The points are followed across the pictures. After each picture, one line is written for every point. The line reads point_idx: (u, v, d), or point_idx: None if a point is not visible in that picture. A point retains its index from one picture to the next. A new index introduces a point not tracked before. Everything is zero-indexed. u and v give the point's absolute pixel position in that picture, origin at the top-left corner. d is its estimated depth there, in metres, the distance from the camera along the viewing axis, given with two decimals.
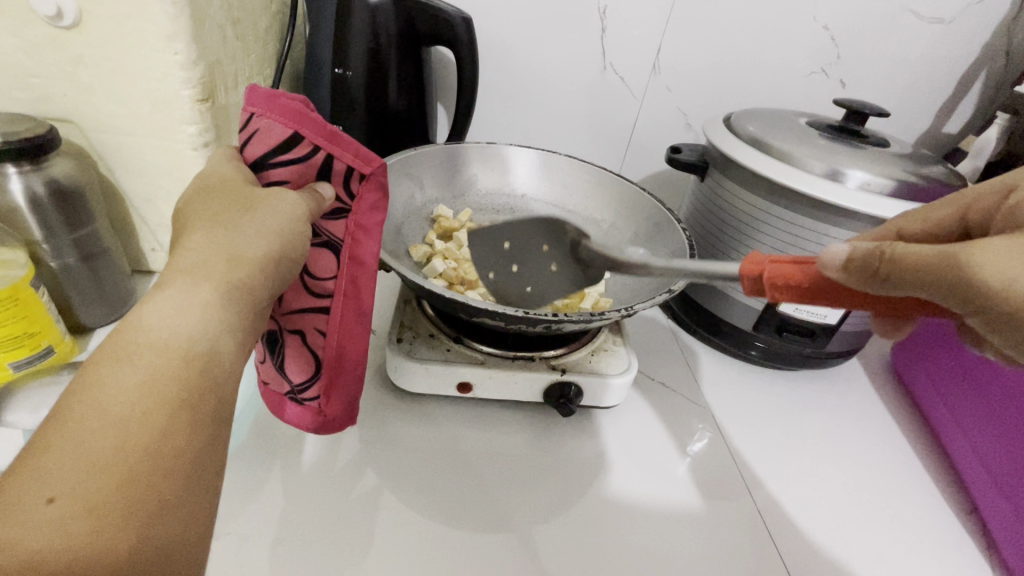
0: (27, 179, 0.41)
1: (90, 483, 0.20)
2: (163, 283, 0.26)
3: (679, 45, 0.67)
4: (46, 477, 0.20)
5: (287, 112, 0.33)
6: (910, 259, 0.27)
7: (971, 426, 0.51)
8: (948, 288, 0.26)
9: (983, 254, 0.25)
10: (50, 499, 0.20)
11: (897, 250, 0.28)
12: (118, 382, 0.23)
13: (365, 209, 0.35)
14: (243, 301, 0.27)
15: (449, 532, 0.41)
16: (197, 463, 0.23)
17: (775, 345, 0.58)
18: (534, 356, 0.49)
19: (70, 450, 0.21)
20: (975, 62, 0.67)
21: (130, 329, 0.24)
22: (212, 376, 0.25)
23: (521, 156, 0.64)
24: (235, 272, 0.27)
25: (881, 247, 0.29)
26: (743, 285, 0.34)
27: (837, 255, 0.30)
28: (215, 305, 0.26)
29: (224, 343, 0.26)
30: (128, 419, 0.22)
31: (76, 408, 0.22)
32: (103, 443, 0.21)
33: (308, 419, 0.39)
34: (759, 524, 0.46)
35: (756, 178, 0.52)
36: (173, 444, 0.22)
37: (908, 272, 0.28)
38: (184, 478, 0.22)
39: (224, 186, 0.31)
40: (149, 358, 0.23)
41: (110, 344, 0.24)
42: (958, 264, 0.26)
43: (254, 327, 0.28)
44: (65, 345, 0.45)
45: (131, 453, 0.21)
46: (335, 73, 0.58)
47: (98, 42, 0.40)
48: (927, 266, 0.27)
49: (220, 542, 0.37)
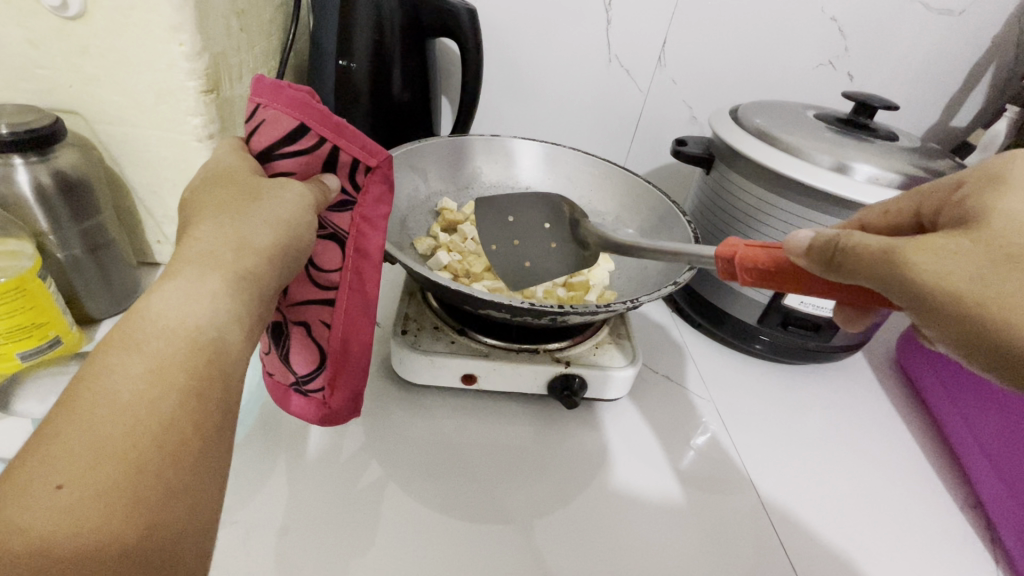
0: (34, 170, 0.41)
1: (101, 468, 0.21)
2: (171, 272, 0.26)
3: (686, 37, 0.66)
4: (57, 462, 0.20)
5: (293, 103, 0.33)
6: (858, 250, 0.28)
7: (975, 417, 0.51)
8: (889, 284, 0.27)
9: (922, 252, 0.26)
10: (59, 484, 0.20)
11: (852, 241, 0.28)
12: (126, 369, 0.23)
13: (371, 201, 0.35)
14: (251, 291, 0.27)
15: (453, 523, 0.41)
16: (205, 451, 0.23)
17: (779, 340, 0.58)
18: (538, 349, 0.49)
19: (80, 436, 0.21)
20: (986, 54, 0.67)
21: (138, 316, 0.24)
22: (220, 365, 0.25)
23: (526, 148, 0.64)
24: (243, 262, 0.28)
25: (839, 236, 0.29)
26: (718, 267, 0.36)
27: (801, 240, 0.31)
28: (223, 294, 0.26)
29: (232, 332, 0.26)
30: (137, 406, 0.22)
31: (86, 395, 0.22)
32: (113, 429, 0.21)
33: (312, 410, 0.39)
34: (761, 518, 0.46)
35: (762, 171, 0.51)
36: (181, 431, 0.23)
37: (858, 262, 0.28)
38: (191, 466, 0.23)
39: (232, 175, 0.31)
40: (157, 346, 0.24)
41: (118, 331, 0.24)
42: (897, 260, 0.27)
43: (262, 317, 0.28)
44: (71, 335, 0.45)
45: (141, 439, 0.22)
46: (339, 65, 0.58)
47: (104, 33, 0.40)
48: (876, 260, 0.27)
49: (226, 532, 0.38)
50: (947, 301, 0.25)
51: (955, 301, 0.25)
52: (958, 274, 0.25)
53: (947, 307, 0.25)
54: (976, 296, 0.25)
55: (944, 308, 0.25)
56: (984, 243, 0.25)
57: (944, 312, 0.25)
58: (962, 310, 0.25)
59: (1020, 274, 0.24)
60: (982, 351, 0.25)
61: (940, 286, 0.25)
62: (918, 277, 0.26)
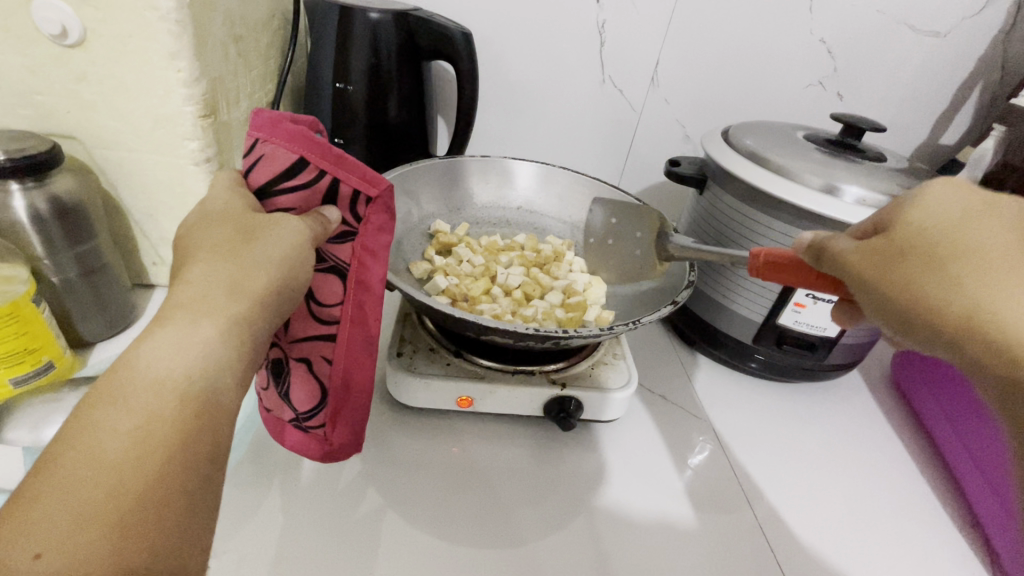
0: (30, 196, 0.41)
1: (82, 535, 0.20)
2: (162, 319, 0.26)
3: (677, 57, 0.67)
4: (36, 529, 0.20)
5: (291, 137, 0.33)
6: (832, 251, 0.32)
7: (972, 435, 0.51)
8: (849, 280, 0.31)
9: (859, 255, 0.30)
10: (38, 554, 0.20)
11: (829, 245, 0.32)
12: (113, 427, 0.23)
13: (372, 230, 0.35)
14: (243, 337, 0.27)
15: (450, 549, 0.40)
16: (189, 507, 0.23)
17: (775, 358, 0.58)
18: (534, 371, 0.49)
19: (61, 499, 0.21)
20: (971, 73, 0.68)
21: (127, 369, 0.24)
22: (209, 417, 0.25)
23: (520, 168, 0.65)
24: (236, 307, 0.27)
25: (821, 243, 0.33)
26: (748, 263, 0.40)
27: (803, 240, 0.35)
28: (215, 342, 0.26)
29: (224, 381, 0.26)
30: (121, 465, 0.22)
31: (71, 454, 0.22)
32: (98, 491, 0.21)
33: (313, 446, 0.39)
34: (759, 537, 0.45)
35: (753, 192, 0.52)
36: (166, 490, 0.22)
37: (831, 262, 0.32)
38: (176, 525, 0.22)
39: (227, 215, 0.31)
40: (145, 400, 0.23)
41: (105, 384, 0.24)
42: (847, 264, 0.31)
43: (254, 361, 0.28)
44: (64, 360, 0.45)
45: (126, 502, 0.21)
46: (335, 88, 0.58)
47: (102, 60, 0.40)
48: (838, 261, 0.31)
49: (218, 560, 0.37)
50: (883, 294, 0.28)
51: (880, 290, 0.28)
52: (875, 272, 0.29)
53: (880, 295, 0.28)
54: (888, 288, 0.28)
55: (877, 297, 0.29)
56: (894, 243, 0.28)
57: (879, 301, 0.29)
58: (882, 297, 0.28)
59: (905, 267, 0.27)
60: (944, 339, 0.26)
61: (873, 281, 0.29)
62: (859, 271, 0.30)
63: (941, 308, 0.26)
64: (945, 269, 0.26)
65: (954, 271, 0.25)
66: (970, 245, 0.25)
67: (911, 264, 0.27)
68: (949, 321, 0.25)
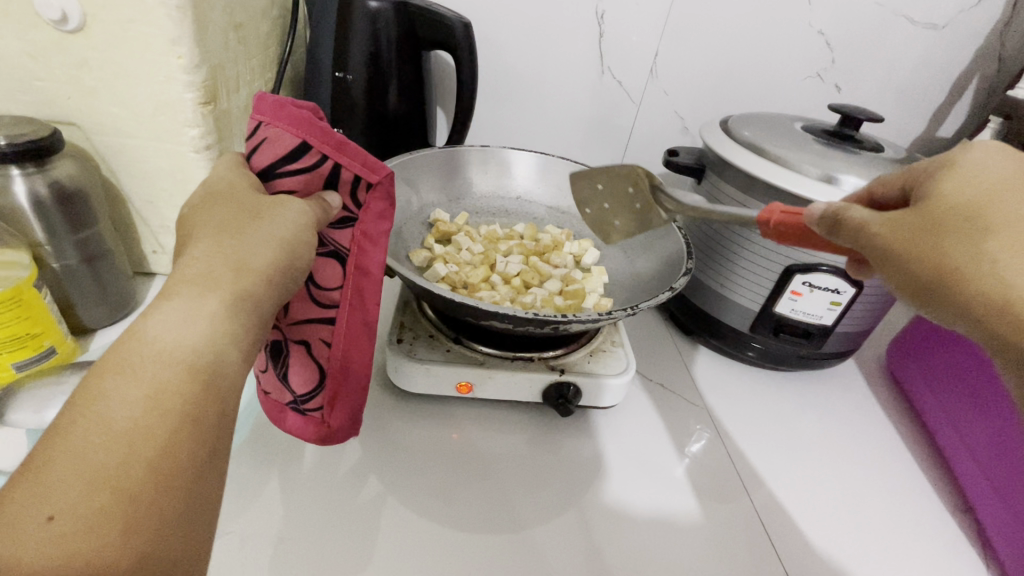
0: (31, 181, 0.41)
1: (94, 499, 0.21)
2: (169, 293, 0.26)
3: (677, 50, 0.68)
4: (49, 493, 0.21)
5: (295, 121, 0.33)
6: (854, 222, 0.30)
7: (961, 419, 0.53)
8: (871, 253, 0.29)
9: (884, 226, 0.29)
10: (51, 516, 0.20)
11: (848, 216, 0.31)
12: (122, 396, 0.23)
13: (373, 217, 0.35)
14: (250, 312, 0.28)
15: (451, 533, 0.41)
16: (198, 477, 0.24)
17: (772, 346, 0.58)
18: (533, 357, 0.50)
19: (74, 465, 0.21)
20: (968, 67, 0.68)
21: (136, 339, 0.24)
22: (216, 390, 0.25)
23: (519, 158, 0.65)
24: (242, 282, 0.28)
25: (837, 211, 0.31)
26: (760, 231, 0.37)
27: (812, 209, 0.33)
28: (221, 315, 0.26)
29: (229, 355, 0.26)
30: (131, 432, 0.22)
31: (83, 421, 0.22)
32: (109, 456, 0.22)
33: (311, 430, 0.39)
34: (757, 523, 0.46)
35: (753, 182, 0.52)
36: (175, 459, 0.23)
37: (848, 233, 0.31)
38: (185, 493, 0.23)
39: (231, 194, 0.31)
40: (154, 370, 0.24)
41: (113, 355, 0.24)
42: (869, 235, 0.29)
43: (258, 337, 0.28)
44: (66, 345, 0.45)
45: (135, 468, 0.22)
46: (336, 77, 0.58)
47: (103, 46, 0.40)
48: (860, 233, 0.30)
49: (220, 541, 0.38)
50: (913, 268, 0.27)
51: (906, 264, 0.28)
52: (905, 245, 0.28)
53: (907, 268, 0.28)
54: (921, 263, 0.27)
55: (904, 271, 0.28)
56: (927, 215, 0.28)
57: (908, 275, 0.28)
58: (913, 272, 0.27)
59: (944, 240, 0.27)
60: (968, 317, 0.26)
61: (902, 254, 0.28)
62: (886, 244, 0.28)
63: (981, 282, 0.25)
64: (981, 241, 0.26)
65: (993, 243, 0.25)
66: (1006, 220, 0.25)
67: (950, 236, 0.26)
68: (977, 300, 0.25)
